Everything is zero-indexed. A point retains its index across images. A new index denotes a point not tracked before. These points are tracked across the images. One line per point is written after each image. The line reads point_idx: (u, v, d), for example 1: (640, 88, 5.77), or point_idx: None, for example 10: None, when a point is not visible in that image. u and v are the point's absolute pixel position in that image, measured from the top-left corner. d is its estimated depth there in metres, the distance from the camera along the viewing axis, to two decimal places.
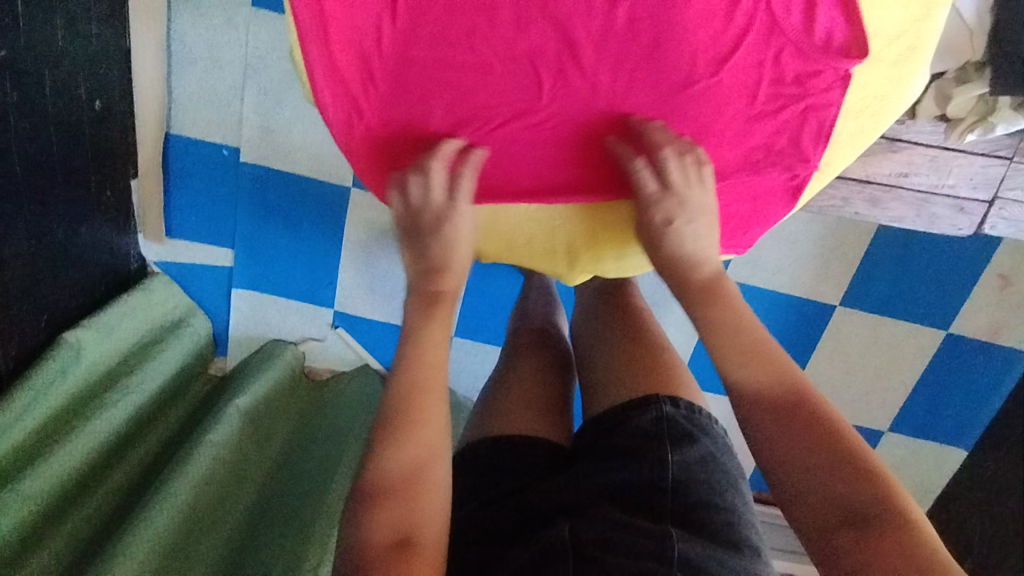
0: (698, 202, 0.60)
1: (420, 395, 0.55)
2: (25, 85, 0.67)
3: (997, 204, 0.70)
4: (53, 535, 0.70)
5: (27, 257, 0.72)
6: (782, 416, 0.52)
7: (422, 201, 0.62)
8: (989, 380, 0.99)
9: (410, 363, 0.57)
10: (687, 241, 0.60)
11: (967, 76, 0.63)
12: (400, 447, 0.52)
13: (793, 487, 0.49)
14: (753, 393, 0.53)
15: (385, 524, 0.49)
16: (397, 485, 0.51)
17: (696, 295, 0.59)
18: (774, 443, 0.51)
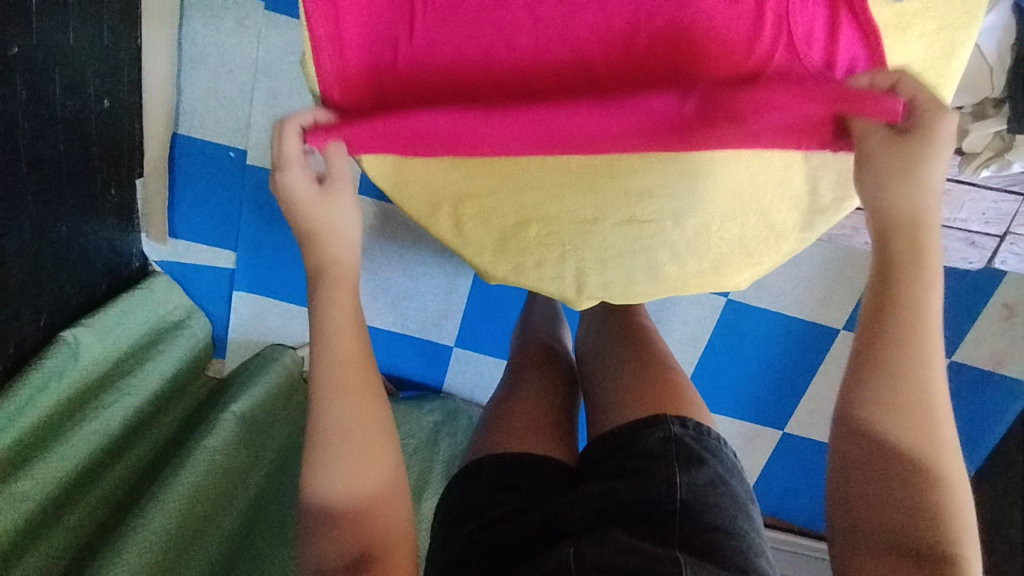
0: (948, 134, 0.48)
1: (352, 393, 0.54)
2: (35, 82, 0.67)
3: (1009, 239, 0.70)
4: (45, 538, 0.69)
5: (31, 254, 0.71)
6: (893, 420, 0.48)
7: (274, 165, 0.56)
8: (989, 409, 0.98)
9: (337, 387, 0.54)
10: (931, 193, 0.49)
11: (984, 113, 0.62)
12: (338, 458, 0.52)
13: (862, 503, 0.48)
14: (895, 380, 0.48)
15: (340, 544, 0.50)
16: (346, 496, 0.51)
17: (902, 267, 0.50)
18: (884, 458, 0.48)
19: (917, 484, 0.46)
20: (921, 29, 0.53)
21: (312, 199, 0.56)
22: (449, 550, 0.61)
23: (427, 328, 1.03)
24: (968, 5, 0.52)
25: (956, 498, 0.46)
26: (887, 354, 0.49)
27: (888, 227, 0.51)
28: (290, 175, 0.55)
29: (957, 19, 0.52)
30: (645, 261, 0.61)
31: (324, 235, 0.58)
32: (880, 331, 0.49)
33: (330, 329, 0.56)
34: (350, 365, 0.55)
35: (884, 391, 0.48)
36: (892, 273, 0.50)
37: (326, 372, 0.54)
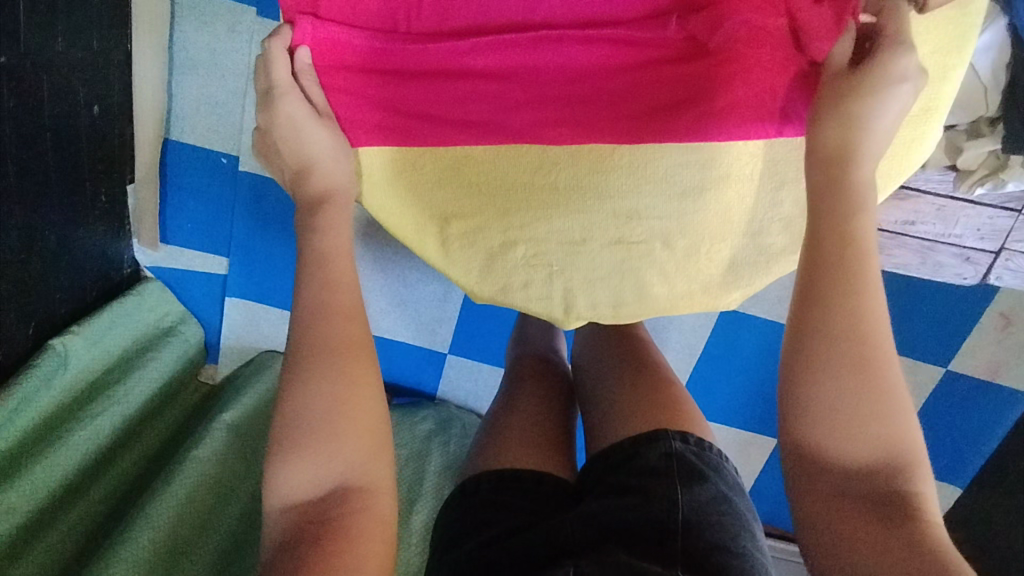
0: (907, 66, 0.46)
1: (331, 321, 0.51)
2: (22, 90, 0.66)
3: (1003, 255, 0.69)
4: (33, 549, 0.68)
5: (19, 262, 0.70)
6: (839, 367, 0.45)
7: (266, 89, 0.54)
8: (986, 419, 0.98)
9: (324, 385, 0.49)
10: (873, 119, 0.47)
11: (978, 131, 0.62)
12: (307, 385, 0.49)
13: (812, 450, 0.46)
14: (834, 308, 0.46)
15: (304, 476, 0.47)
16: (313, 425, 0.48)
17: (830, 199, 0.48)
18: (831, 410, 0.45)
19: (868, 437, 0.45)
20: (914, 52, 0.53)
21: (304, 125, 0.54)
22: (445, 567, 0.60)
23: (420, 334, 1.02)
24: (960, 30, 0.53)
25: (904, 439, 0.45)
26: (829, 274, 0.46)
27: (829, 158, 0.48)
28: (287, 101, 0.53)
29: (953, 41, 0.54)
30: (633, 281, 0.63)
31: (321, 166, 0.55)
32: (818, 269, 0.47)
33: (320, 305, 0.51)
34: (338, 355, 0.50)
35: (825, 318, 0.46)
36: (824, 202, 0.48)
37: (311, 367, 0.49)
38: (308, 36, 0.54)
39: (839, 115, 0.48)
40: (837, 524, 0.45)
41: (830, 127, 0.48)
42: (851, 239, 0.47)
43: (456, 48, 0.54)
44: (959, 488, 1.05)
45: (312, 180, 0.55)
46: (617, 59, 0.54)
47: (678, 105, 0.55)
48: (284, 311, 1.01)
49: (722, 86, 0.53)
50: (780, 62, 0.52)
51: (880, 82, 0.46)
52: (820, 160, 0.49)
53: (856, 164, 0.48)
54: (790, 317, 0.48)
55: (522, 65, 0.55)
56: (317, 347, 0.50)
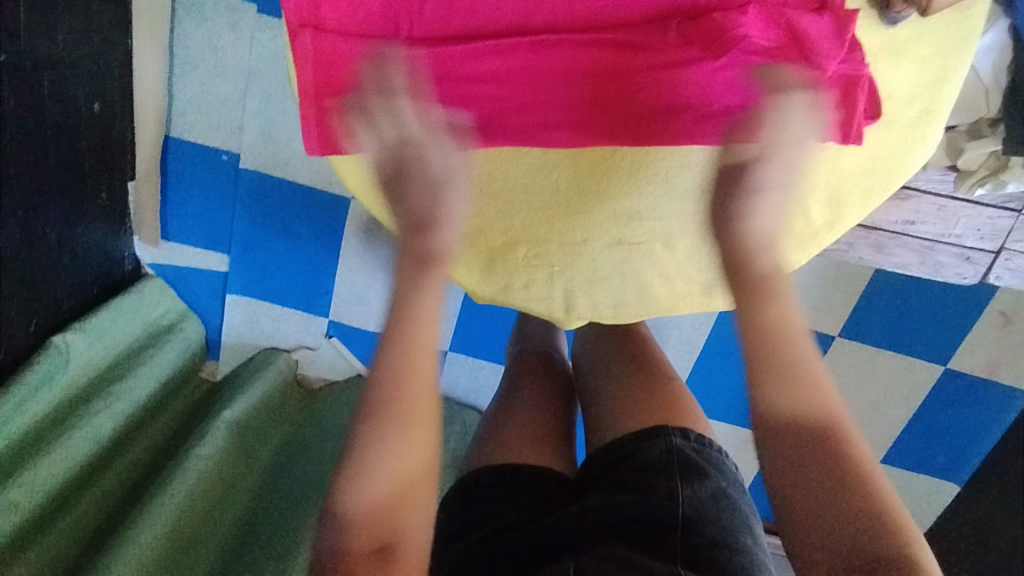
0: (794, 163, 0.52)
1: (406, 375, 0.50)
2: (23, 87, 0.66)
3: (1004, 254, 0.69)
4: (35, 545, 0.69)
5: (21, 259, 0.70)
6: (796, 443, 0.49)
7: (397, 140, 0.53)
8: (985, 416, 0.98)
9: (394, 444, 0.48)
10: (764, 219, 0.53)
11: (979, 131, 0.63)
12: (378, 443, 0.48)
13: (800, 509, 0.47)
14: (782, 392, 0.50)
15: (365, 532, 0.46)
16: (382, 483, 0.47)
17: (753, 290, 0.53)
18: (802, 486, 0.48)
19: (824, 451, 0.48)
20: (914, 54, 0.55)
21: (409, 145, 0.53)
22: (449, 564, 0.61)
23: None
24: (961, 33, 0.55)
25: (857, 447, 0.48)
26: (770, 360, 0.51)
27: (738, 257, 0.54)
28: (431, 154, 0.53)
29: (953, 44, 0.55)
30: (634, 281, 0.61)
31: (448, 226, 0.54)
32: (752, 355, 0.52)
33: (400, 363, 0.50)
34: (407, 416, 0.49)
35: (784, 395, 0.50)
36: (748, 296, 0.53)
37: (382, 424, 0.48)
38: (309, 37, 0.54)
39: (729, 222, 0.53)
40: (822, 546, 0.46)
41: (727, 232, 0.53)
42: (781, 331, 0.52)
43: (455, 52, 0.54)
44: (957, 485, 1.05)
45: (437, 236, 0.54)
46: (617, 64, 0.54)
47: (682, 113, 0.55)
48: (326, 320, 1.03)
49: (726, 93, 0.54)
50: (780, 68, 0.53)
51: (759, 185, 0.52)
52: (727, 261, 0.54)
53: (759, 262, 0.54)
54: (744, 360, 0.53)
55: (526, 68, 0.55)
56: (388, 401, 0.49)
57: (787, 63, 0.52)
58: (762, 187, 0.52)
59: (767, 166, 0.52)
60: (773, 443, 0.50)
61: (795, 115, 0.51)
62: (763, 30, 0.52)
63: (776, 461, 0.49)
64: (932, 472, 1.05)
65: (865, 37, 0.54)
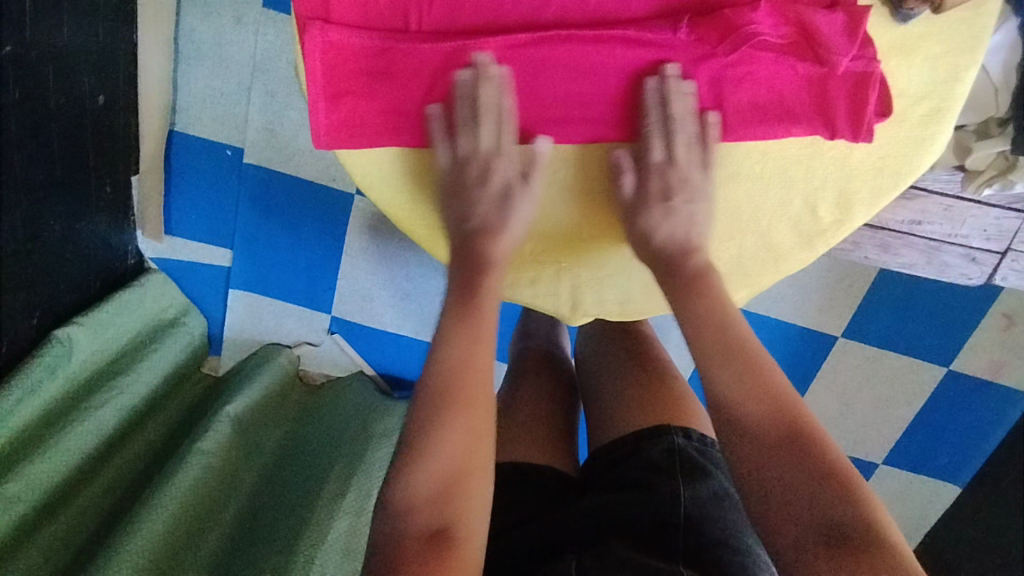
0: (699, 183, 0.58)
1: (465, 370, 0.53)
2: (28, 80, 0.66)
3: (1009, 256, 0.69)
4: (36, 540, 0.68)
5: (23, 254, 0.70)
6: (751, 425, 0.50)
7: (467, 150, 0.57)
8: (986, 418, 0.98)
9: (453, 432, 0.51)
10: (681, 224, 0.58)
11: (988, 131, 0.61)
12: (440, 431, 0.51)
13: (764, 488, 0.48)
14: (731, 374, 0.52)
15: (426, 514, 0.48)
16: (442, 467, 0.50)
17: (683, 287, 0.56)
18: (762, 464, 0.48)
19: (780, 424, 0.49)
20: (926, 52, 0.54)
21: (492, 155, 0.58)
22: None
23: (422, 327, 1.02)
24: (973, 31, 0.54)
25: (811, 420, 0.50)
26: (716, 345, 0.54)
27: (666, 257, 0.58)
28: (501, 167, 0.58)
29: (965, 41, 0.54)
30: (640, 279, 0.62)
31: (506, 233, 0.59)
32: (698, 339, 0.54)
33: (460, 357, 0.54)
34: (470, 409, 0.52)
35: (738, 378, 0.52)
36: (680, 295, 0.56)
37: (439, 415, 0.51)
38: (316, 31, 0.53)
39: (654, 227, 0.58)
40: (788, 525, 0.46)
41: (650, 236, 0.58)
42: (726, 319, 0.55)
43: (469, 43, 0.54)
44: (958, 486, 1.05)
45: (495, 243, 0.59)
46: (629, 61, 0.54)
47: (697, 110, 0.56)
48: (327, 316, 1.03)
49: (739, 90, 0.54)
50: (789, 65, 0.53)
51: (666, 197, 0.57)
52: (652, 262, 0.58)
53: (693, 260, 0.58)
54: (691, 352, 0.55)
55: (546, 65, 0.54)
56: (455, 393, 0.52)
57: (796, 60, 0.53)
58: (667, 202, 0.58)
59: (673, 184, 0.57)
60: (733, 423, 0.51)
61: (681, 139, 0.56)
62: (772, 26, 0.52)
63: (736, 442, 0.50)
64: (933, 473, 1.05)
65: (876, 33, 0.53)
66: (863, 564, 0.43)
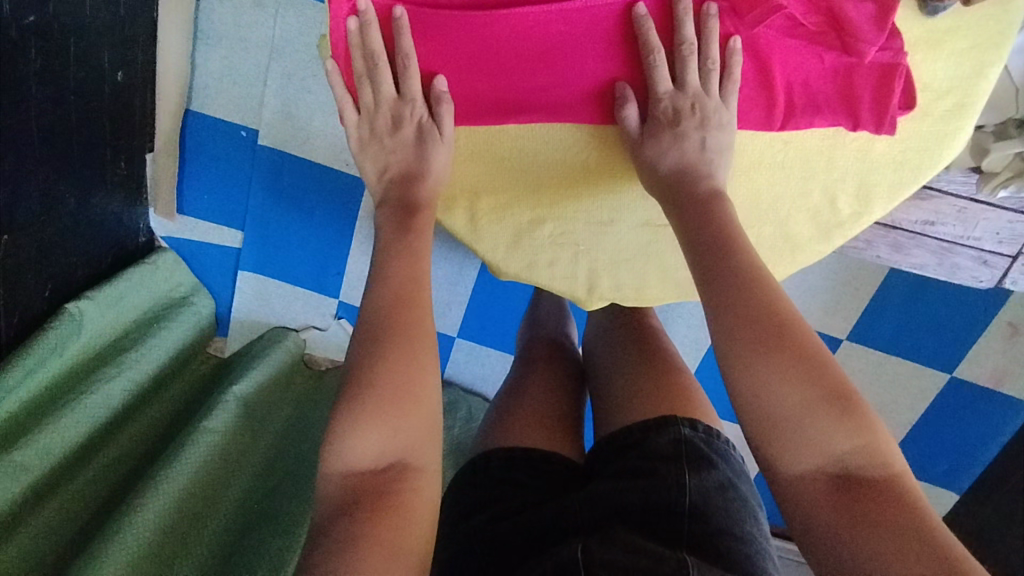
0: (716, 109, 0.54)
1: (404, 305, 0.53)
2: (49, 51, 0.66)
3: (1020, 261, 0.70)
4: (40, 511, 0.69)
5: (37, 226, 0.70)
6: (760, 349, 0.47)
7: (374, 101, 0.57)
8: (988, 426, 0.98)
9: (395, 362, 0.49)
10: (689, 151, 0.55)
11: (1006, 132, 0.62)
12: (384, 359, 0.49)
13: (774, 421, 0.46)
14: (735, 298, 0.48)
15: (370, 444, 0.47)
16: (386, 396, 0.48)
17: (687, 202, 0.54)
18: (769, 391, 0.46)
19: (782, 342, 0.47)
20: (953, 47, 0.54)
21: (397, 102, 0.57)
22: (458, 539, 0.62)
23: None
24: (1001, 26, 0.54)
25: (805, 335, 0.48)
26: (721, 263, 0.50)
27: (679, 190, 0.55)
28: (415, 108, 0.57)
29: (989, 38, 0.54)
30: (656, 267, 0.63)
31: (433, 173, 0.59)
32: (701, 246, 0.51)
33: (405, 292, 0.54)
34: (411, 340, 0.51)
35: (740, 304, 0.48)
36: (686, 207, 0.54)
37: (382, 346, 0.50)
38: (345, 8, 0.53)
39: (645, 160, 0.56)
40: (799, 459, 0.46)
41: (659, 161, 0.55)
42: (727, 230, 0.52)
43: (518, 24, 0.52)
44: (957, 493, 1.05)
45: (422, 185, 0.59)
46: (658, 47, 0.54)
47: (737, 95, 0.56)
48: (335, 301, 1.03)
49: (774, 78, 0.54)
50: (816, 53, 0.53)
51: (675, 124, 0.55)
52: (660, 189, 0.56)
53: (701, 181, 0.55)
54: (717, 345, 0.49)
55: (612, 38, 0.54)
56: (397, 329, 0.51)
57: (823, 49, 0.53)
58: (677, 126, 0.55)
59: (685, 105, 0.54)
60: (733, 345, 0.47)
61: (692, 65, 0.53)
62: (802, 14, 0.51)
63: (743, 371, 0.47)
64: (931, 479, 1.05)
65: (904, 27, 0.53)
66: (878, 500, 0.43)
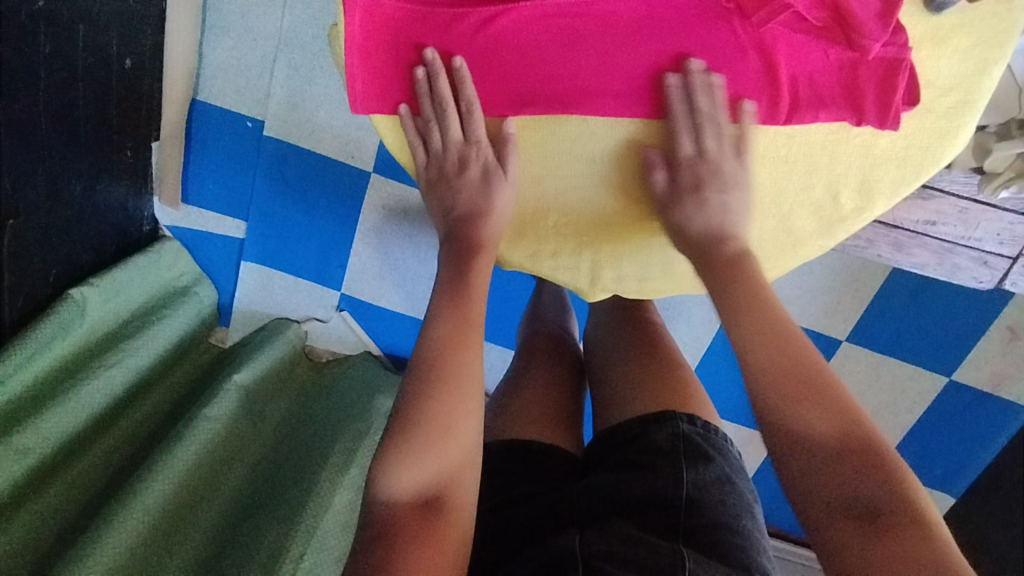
0: (734, 174, 0.57)
1: (453, 347, 0.54)
2: (59, 37, 0.66)
3: (1020, 262, 0.70)
4: (40, 495, 0.69)
5: (43, 210, 0.71)
6: (795, 403, 0.48)
7: (441, 146, 0.60)
8: (986, 429, 0.99)
9: (442, 407, 0.51)
10: (716, 212, 0.57)
11: (1009, 133, 0.63)
12: (430, 402, 0.51)
13: (800, 463, 0.47)
14: (766, 351, 0.50)
15: (412, 481, 0.49)
16: (431, 437, 0.50)
17: (718, 269, 0.56)
18: (798, 436, 0.47)
19: (808, 388, 0.49)
20: (957, 44, 0.55)
21: (466, 147, 0.60)
22: None
23: None
24: (1004, 24, 0.54)
25: (837, 388, 0.49)
26: (752, 316, 0.52)
27: (704, 249, 0.57)
28: (483, 152, 0.59)
29: (994, 36, 0.54)
30: (659, 261, 0.64)
31: (496, 213, 0.61)
32: (730, 303, 0.54)
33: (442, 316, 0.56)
34: (461, 385, 0.52)
35: (772, 356, 0.50)
36: (715, 275, 0.56)
37: (429, 387, 0.51)
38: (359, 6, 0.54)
39: (674, 224, 0.59)
40: (820, 495, 0.46)
41: (685, 225, 0.58)
42: (759, 292, 0.54)
43: (537, 11, 0.54)
44: (953, 496, 1.06)
45: (485, 225, 0.61)
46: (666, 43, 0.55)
47: (741, 91, 0.56)
48: (337, 293, 1.04)
49: (779, 74, 0.55)
50: (821, 49, 0.54)
51: (697, 189, 0.57)
52: (688, 250, 0.58)
53: (725, 245, 0.57)
54: (746, 390, 0.51)
55: (620, 32, 0.54)
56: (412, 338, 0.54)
57: (829, 44, 0.53)
58: (699, 194, 0.57)
59: (704, 175, 0.57)
60: (765, 395, 0.49)
61: (709, 130, 0.56)
62: (806, 11, 0.52)
63: (773, 418, 0.49)
64: (928, 482, 1.05)
65: (910, 24, 0.54)
66: (898, 536, 0.43)
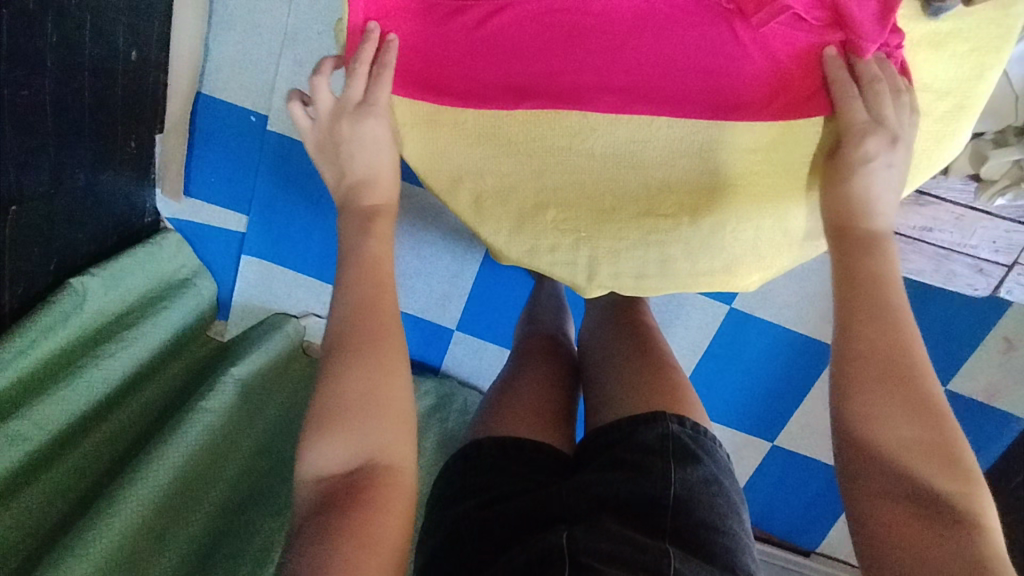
0: (903, 149, 0.54)
1: (364, 313, 0.55)
2: (67, 28, 0.67)
3: (1015, 270, 0.71)
4: (35, 483, 0.69)
5: (46, 199, 0.71)
6: (894, 386, 0.49)
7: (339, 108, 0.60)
8: (980, 439, 0.99)
9: (351, 372, 0.52)
10: (875, 185, 0.54)
11: (1005, 140, 0.64)
12: (345, 372, 0.52)
13: (868, 448, 0.49)
14: (871, 326, 0.51)
15: (342, 449, 0.50)
16: (352, 403, 0.51)
17: (855, 242, 0.54)
18: (881, 420, 0.49)
19: (893, 374, 0.49)
20: (955, 48, 0.55)
21: (362, 111, 0.59)
22: (448, 520, 0.62)
23: (426, 307, 1.03)
24: (1001, 30, 0.54)
25: (928, 379, 0.49)
26: (865, 284, 0.52)
27: (846, 221, 0.55)
28: (375, 119, 0.59)
29: (990, 43, 0.55)
30: (657, 258, 0.64)
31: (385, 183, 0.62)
32: (862, 273, 0.53)
33: None
34: (377, 346, 0.54)
35: (867, 335, 0.51)
36: (850, 248, 0.54)
37: (348, 356, 0.53)
38: None
39: (834, 194, 0.55)
40: (883, 481, 0.48)
41: (840, 190, 0.55)
42: (885, 279, 0.52)
43: (540, 5, 0.55)
44: None
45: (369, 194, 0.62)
46: (668, 40, 0.55)
47: (741, 88, 0.56)
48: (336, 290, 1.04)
49: (779, 73, 0.55)
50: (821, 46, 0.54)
51: (868, 158, 0.53)
52: (833, 220, 0.56)
53: (870, 221, 0.55)
54: (837, 367, 0.52)
55: (624, 28, 0.55)
56: (364, 341, 0.54)
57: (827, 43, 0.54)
58: (865, 164, 0.54)
59: (874, 146, 0.53)
60: (857, 367, 0.50)
61: (886, 100, 0.53)
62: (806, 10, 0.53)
63: (861, 398, 0.49)
64: None
65: (907, 28, 0.54)
66: (947, 530, 0.44)
